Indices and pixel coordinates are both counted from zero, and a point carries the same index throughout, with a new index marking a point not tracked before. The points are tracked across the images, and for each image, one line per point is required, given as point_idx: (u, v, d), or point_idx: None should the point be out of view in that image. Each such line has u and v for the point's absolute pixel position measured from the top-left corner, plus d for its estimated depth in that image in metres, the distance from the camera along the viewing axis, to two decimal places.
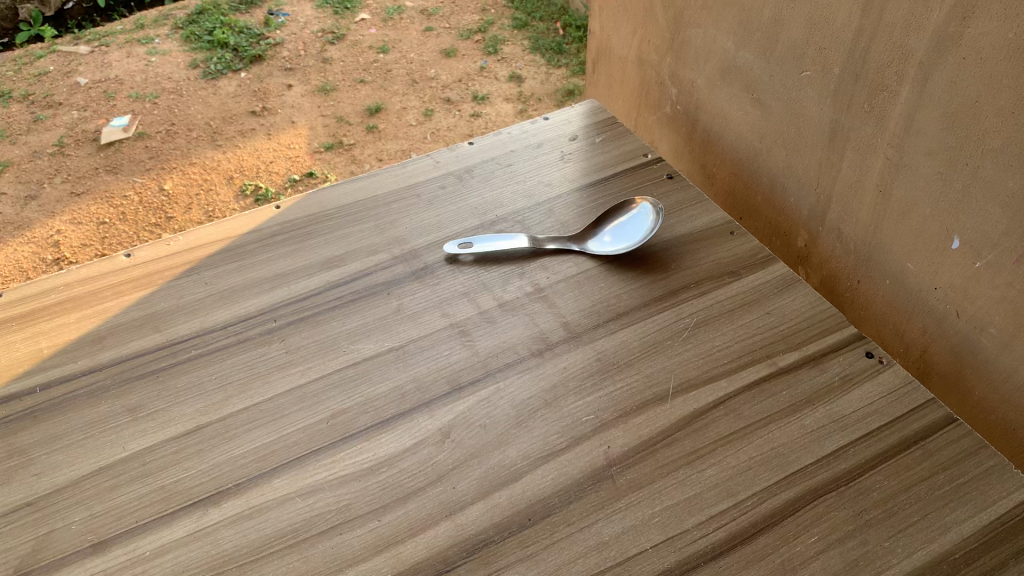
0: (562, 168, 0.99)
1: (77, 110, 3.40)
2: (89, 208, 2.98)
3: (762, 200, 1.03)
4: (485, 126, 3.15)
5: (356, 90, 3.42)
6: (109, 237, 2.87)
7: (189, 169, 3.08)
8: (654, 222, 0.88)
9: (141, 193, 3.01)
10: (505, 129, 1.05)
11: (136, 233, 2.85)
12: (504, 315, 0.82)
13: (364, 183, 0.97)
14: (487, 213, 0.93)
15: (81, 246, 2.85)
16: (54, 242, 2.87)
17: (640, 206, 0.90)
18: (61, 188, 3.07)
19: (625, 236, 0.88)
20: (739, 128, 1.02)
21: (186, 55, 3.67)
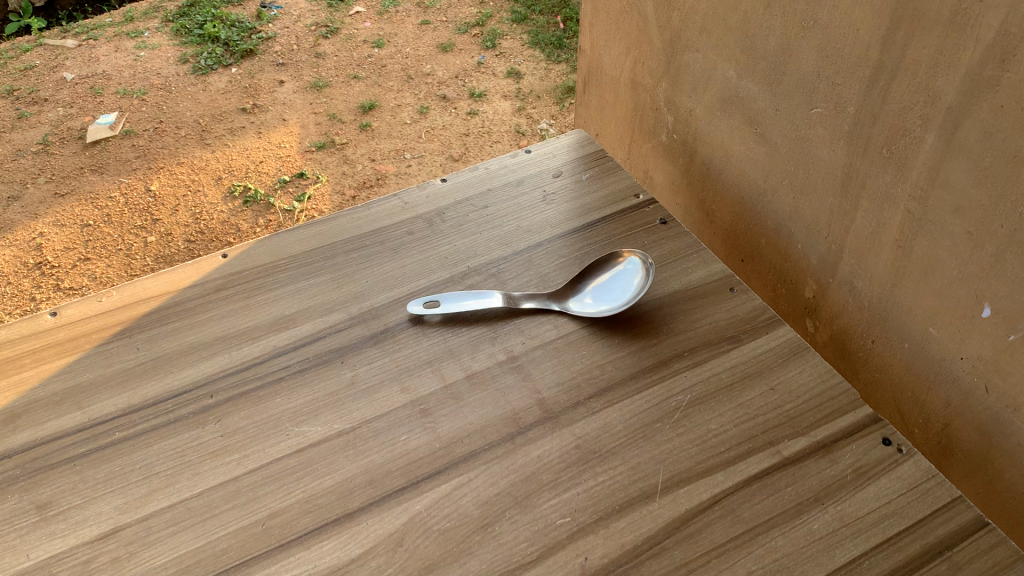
0: (543, 210, 0.89)
1: (62, 106, 3.30)
2: (73, 210, 2.86)
3: (767, 244, 0.93)
4: (481, 125, 3.04)
5: (348, 87, 3.31)
6: (93, 242, 2.75)
7: (177, 170, 2.96)
8: (644, 279, 0.78)
9: (127, 194, 2.89)
10: (482, 164, 0.95)
11: (122, 237, 2.73)
12: (471, 389, 0.72)
13: (324, 227, 0.87)
14: (459, 263, 0.83)
15: (64, 250, 2.73)
16: (37, 245, 2.75)
17: (627, 260, 0.80)
18: (45, 189, 2.95)
19: (611, 297, 0.78)
20: (740, 164, 0.92)
21: (176, 49, 3.55)
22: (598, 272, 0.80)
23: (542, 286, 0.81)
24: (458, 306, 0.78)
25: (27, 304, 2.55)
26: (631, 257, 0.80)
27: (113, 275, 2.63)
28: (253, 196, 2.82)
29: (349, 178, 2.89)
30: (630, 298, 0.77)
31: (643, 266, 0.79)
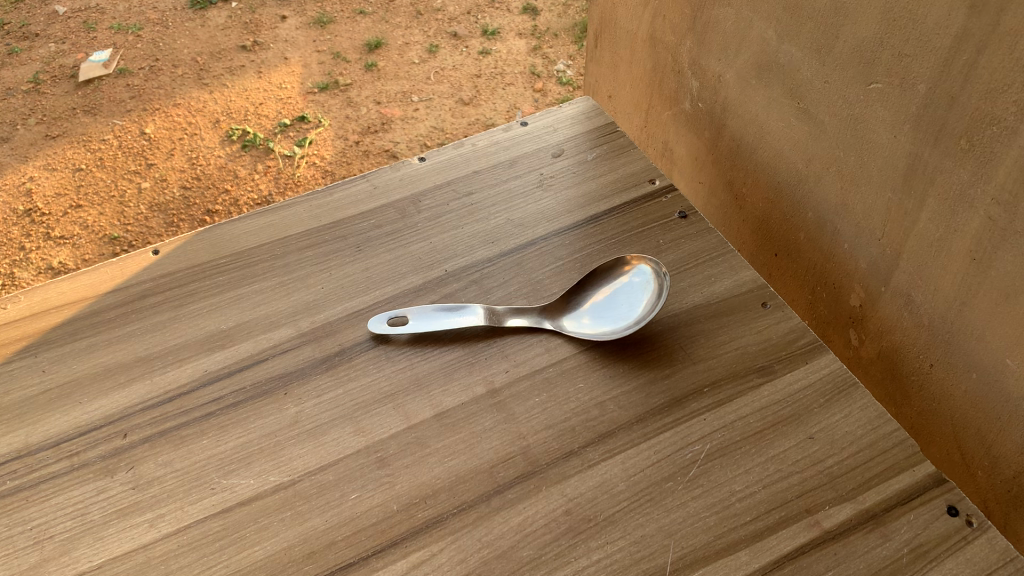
0: (539, 198, 0.74)
1: (55, 42, 2.93)
2: (64, 154, 2.47)
3: (805, 239, 0.78)
4: (494, 65, 2.67)
5: (354, 23, 2.90)
6: (87, 186, 2.36)
7: (172, 112, 2.55)
8: (657, 292, 0.65)
9: (119, 137, 2.49)
10: (469, 139, 0.80)
11: (117, 182, 2.34)
12: (439, 433, 0.59)
13: (276, 216, 0.73)
14: (434, 266, 0.69)
15: (54, 196, 2.33)
16: (25, 191, 2.36)
17: (635, 268, 0.67)
18: (35, 132, 2.56)
19: (617, 316, 0.65)
20: (777, 143, 0.77)
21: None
22: (601, 283, 0.67)
23: (533, 298, 0.67)
24: (430, 325, 0.64)
25: (14, 254, 2.20)
26: (640, 263, 0.66)
27: (106, 224, 2.25)
28: (252, 142, 2.41)
29: (353, 124, 2.47)
30: (641, 318, 0.63)
31: (656, 275, 0.65)
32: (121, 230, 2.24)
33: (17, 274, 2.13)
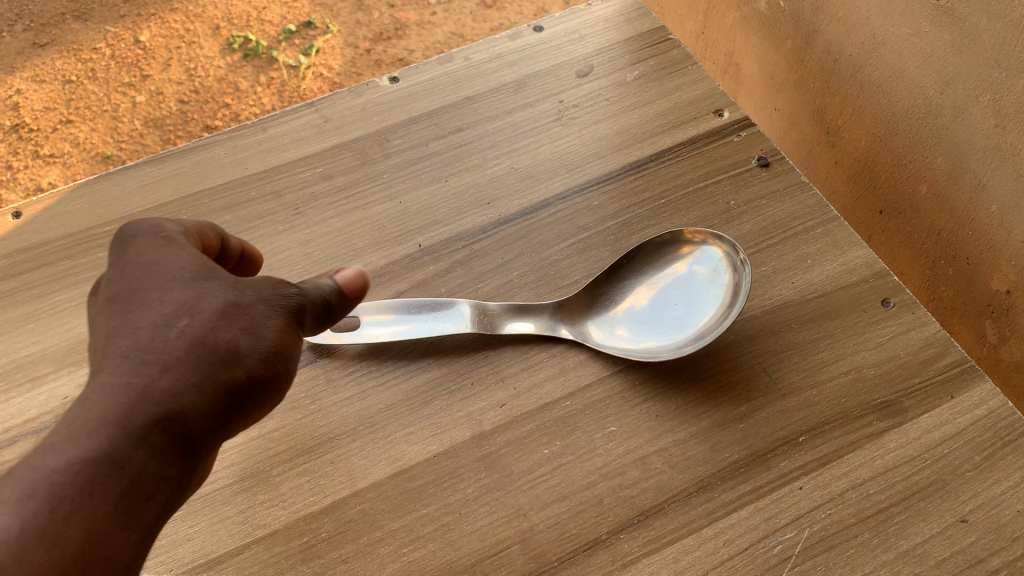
0: (556, 137, 0.52)
1: None
2: (54, 65, 1.34)
3: (929, 194, 0.56)
4: None
5: None
6: (77, 102, 1.30)
7: (169, 17, 1.39)
8: (732, 292, 0.44)
9: (114, 46, 1.35)
10: (462, 50, 0.57)
11: (107, 100, 1.29)
12: (397, 505, 0.39)
13: (185, 161, 0.52)
14: (403, 237, 0.48)
15: (44, 109, 1.29)
16: (8, 105, 1.29)
17: (698, 253, 0.46)
18: (23, 39, 1.37)
19: (670, 325, 0.44)
20: (896, 57, 0.54)
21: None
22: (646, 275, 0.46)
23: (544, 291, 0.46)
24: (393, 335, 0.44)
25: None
26: (705, 248, 0.46)
27: (98, 140, 1.26)
28: (258, 51, 1.35)
29: (365, 29, 1.41)
30: (708, 333, 0.43)
31: (729, 267, 0.45)
32: (119, 147, 1.26)
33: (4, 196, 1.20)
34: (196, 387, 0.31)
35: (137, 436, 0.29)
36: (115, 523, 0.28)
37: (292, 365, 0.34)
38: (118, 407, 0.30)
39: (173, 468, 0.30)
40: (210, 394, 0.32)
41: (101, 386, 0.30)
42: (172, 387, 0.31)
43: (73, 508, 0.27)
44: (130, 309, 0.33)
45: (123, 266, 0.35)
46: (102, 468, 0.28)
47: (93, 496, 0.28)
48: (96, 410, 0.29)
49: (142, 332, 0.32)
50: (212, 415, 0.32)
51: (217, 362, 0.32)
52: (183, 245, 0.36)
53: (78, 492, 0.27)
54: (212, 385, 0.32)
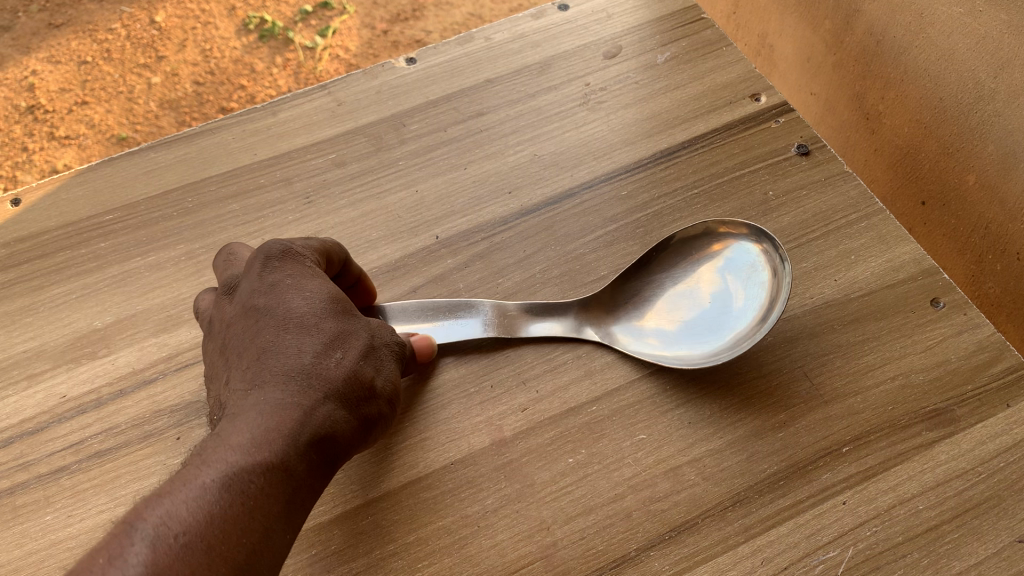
0: (582, 123, 0.50)
1: None
2: (69, 46, 1.29)
3: (977, 185, 0.53)
4: None
5: None
6: (93, 84, 1.25)
7: None
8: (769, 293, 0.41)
9: (129, 26, 1.31)
10: (483, 30, 0.54)
11: (124, 84, 1.25)
12: (412, 517, 0.37)
13: (191, 146, 0.50)
14: (420, 228, 0.46)
15: (60, 89, 1.25)
16: (23, 86, 1.25)
17: (730, 251, 0.43)
18: (38, 19, 1.33)
19: (703, 331, 0.42)
20: (945, 39, 0.51)
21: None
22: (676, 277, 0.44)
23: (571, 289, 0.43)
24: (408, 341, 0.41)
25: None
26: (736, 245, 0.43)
27: (114, 121, 1.22)
28: (273, 31, 1.31)
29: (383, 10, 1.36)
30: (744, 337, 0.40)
31: (764, 264, 0.42)
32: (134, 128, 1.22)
33: (20, 176, 1.18)
34: (346, 414, 0.34)
35: (303, 452, 0.32)
36: (285, 526, 0.31)
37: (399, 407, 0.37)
38: (290, 421, 0.33)
39: (320, 482, 0.33)
40: (353, 422, 0.35)
41: (270, 400, 0.33)
42: (330, 412, 0.34)
43: (258, 510, 0.30)
44: (287, 331, 0.35)
45: (271, 285, 0.37)
46: (276, 473, 0.31)
47: (273, 497, 0.30)
48: (271, 423, 0.32)
49: (304, 356, 0.35)
50: (351, 441, 0.34)
51: (361, 396, 0.35)
52: (322, 274, 0.38)
53: (263, 493, 0.30)
54: (355, 412, 0.35)
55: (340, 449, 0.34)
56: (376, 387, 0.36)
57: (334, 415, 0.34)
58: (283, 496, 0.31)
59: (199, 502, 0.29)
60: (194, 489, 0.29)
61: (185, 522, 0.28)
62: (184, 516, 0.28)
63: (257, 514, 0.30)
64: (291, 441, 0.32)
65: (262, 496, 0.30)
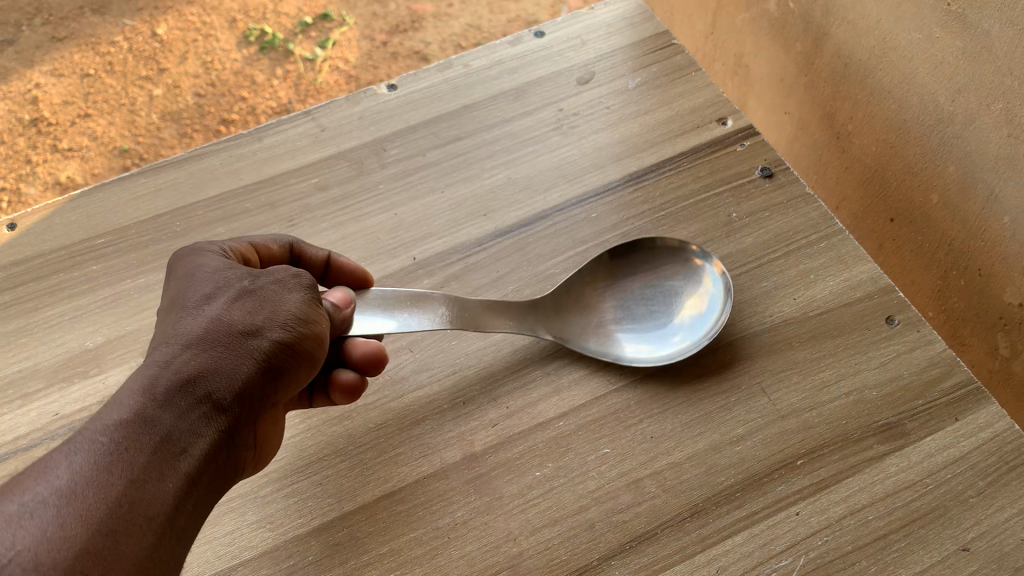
0: (554, 146, 0.52)
1: None
2: (73, 58, 1.27)
3: (940, 203, 0.55)
4: None
5: None
6: (96, 95, 1.23)
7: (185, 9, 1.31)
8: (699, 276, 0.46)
9: (131, 38, 1.28)
10: (462, 57, 0.57)
11: (125, 95, 1.21)
12: (385, 529, 0.39)
13: (180, 171, 0.52)
14: (398, 250, 0.48)
15: (63, 102, 1.22)
16: (26, 99, 1.22)
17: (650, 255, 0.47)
18: (40, 32, 1.30)
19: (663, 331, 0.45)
20: (907, 62, 0.53)
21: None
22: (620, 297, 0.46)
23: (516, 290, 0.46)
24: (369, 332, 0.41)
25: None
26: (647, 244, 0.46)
27: (115, 133, 1.19)
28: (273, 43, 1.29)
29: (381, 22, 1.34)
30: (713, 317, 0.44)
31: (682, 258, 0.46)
32: (136, 140, 1.19)
33: (23, 189, 1.16)
34: (223, 360, 0.34)
35: (168, 401, 0.33)
36: (154, 471, 0.31)
37: (313, 338, 0.37)
38: (157, 377, 0.33)
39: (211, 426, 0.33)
40: (236, 363, 0.35)
41: (146, 367, 0.34)
42: (199, 363, 0.34)
43: (113, 460, 0.30)
44: (173, 310, 0.37)
45: (172, 284, 0.39)
46: (139, 425, 0.32)
47: (133, 447, 0.31)
48: (138, 385, 0.33)
49: (180, 323, 0.36)
50: (241, 384, 0.34)
51: (242, 337, 0.35)
52: (215, 255, 0.40)
53: (119, 445, 0.31)
54: (239, 356, 0.35)
55: (229, 394, 0.34)
56: (262, 325, 0.36)
57: (206, 363, 0.34)
58: (150, 444, 0.31)
59: (52, 468, 0.30)
60: (53, 459, 0.30)
61: (35, 488, 0.29)
62: (34, 484, 0.29)
63: (111, 464, 0.30)
64: (153, 395, 0.33)
65: (119, 449, 0.31)
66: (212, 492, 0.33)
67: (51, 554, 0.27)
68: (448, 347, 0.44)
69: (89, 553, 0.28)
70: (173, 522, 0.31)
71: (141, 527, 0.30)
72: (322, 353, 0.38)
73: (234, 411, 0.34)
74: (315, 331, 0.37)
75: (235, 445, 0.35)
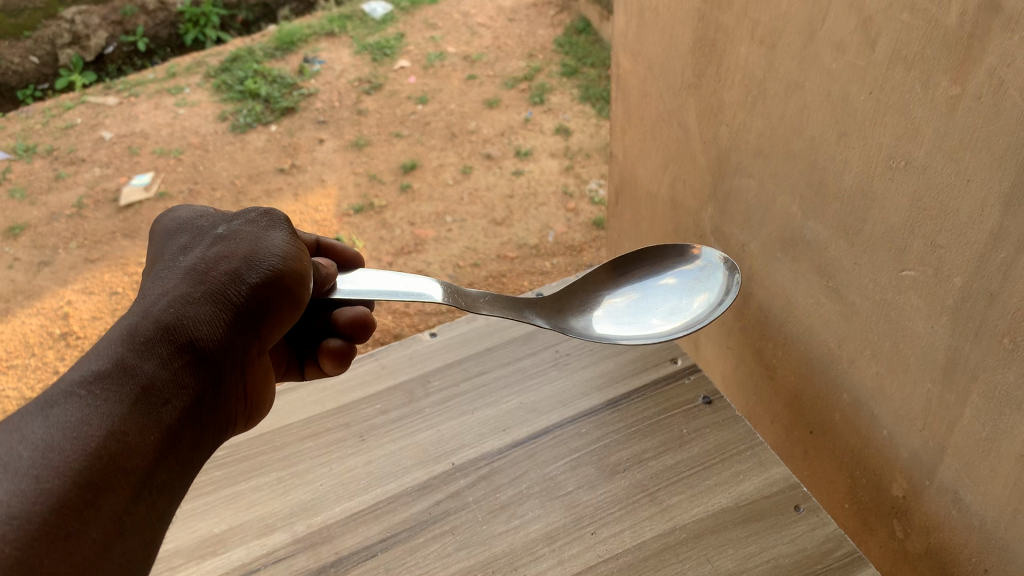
0: (551, 379, 0.72)
1: (84, 232, 2.34)
2: None
3: (841, 420, 0.73)
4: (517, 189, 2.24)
5: (409, 175, 2.38)
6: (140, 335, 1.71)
7: None
8: (699, 265, 0.69)
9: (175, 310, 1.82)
10: (483, 314, 0.80)
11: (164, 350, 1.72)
12: None
13: (278, 402, 0.73)
14: (441, 457, 0.66)
15: None
16: None
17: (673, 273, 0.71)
18: None
19: (676, 305, 0.69)
20: (806, 318, 0.73)
21: (194, 76, 3.17)
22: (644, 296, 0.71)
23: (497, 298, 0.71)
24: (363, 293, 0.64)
25: (49, 377, 1.88)
26: (652, 250, 0.72)
27: None
28: None
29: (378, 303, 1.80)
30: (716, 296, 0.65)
31: (683, 255, 0.70)
32: None
33: None
34: (201, 316, 0.54)
35: (152, 352, 0.51)
36: (136, 409, 0.48)
37: (272, 294, 0.58)
38: (142, 336, 0.51)
39: (183, 375, 0.52)
40: (211, 318, 0.54)
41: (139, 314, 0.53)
42: (181, 317, 0.53)
43: (102, 411, 0.47)
44: (166, 273, 0.57)
45: (166, 257, 0.61)
46: (128, 371, 0.49)
47: (122, 387, 0.49)
48: (128, 334, 0.51)
49: (171, 283, 0.56)
50: (212, 330, 0.54)
51: (218, 296, 0.55)
52: (202, 236, 0.62)
53: (109, 394, 0.48)
54: (215, 312, 0.55)
55: (203, 340, 0.54)
56: (234, 277, 0.57)
57: (185, 314, 0.54)
58: (128, 391, 0.49)
59: (54, 402, 0.46)
60: (59, 386, 0.48)
61: (37, 425, 0.45)
62: (36, 422, 0.45)
63: (93, 414, 0.46)
64: (140, 348, 0.51)
65: (107, 392, 0.48)
66: (186, 416, 0.52)
67: (33, 500, 0.42)
68: (479, 530, 0.61)
69: (68, 492, 0.43)
70: (148, 454, 0.48)
71: (121, 459, 0.46)
72: (287, 304, 0.59)
73: (204, 351, 0.54)
74: (280, 268, 0.58)
75: (206, 378, 0.54)
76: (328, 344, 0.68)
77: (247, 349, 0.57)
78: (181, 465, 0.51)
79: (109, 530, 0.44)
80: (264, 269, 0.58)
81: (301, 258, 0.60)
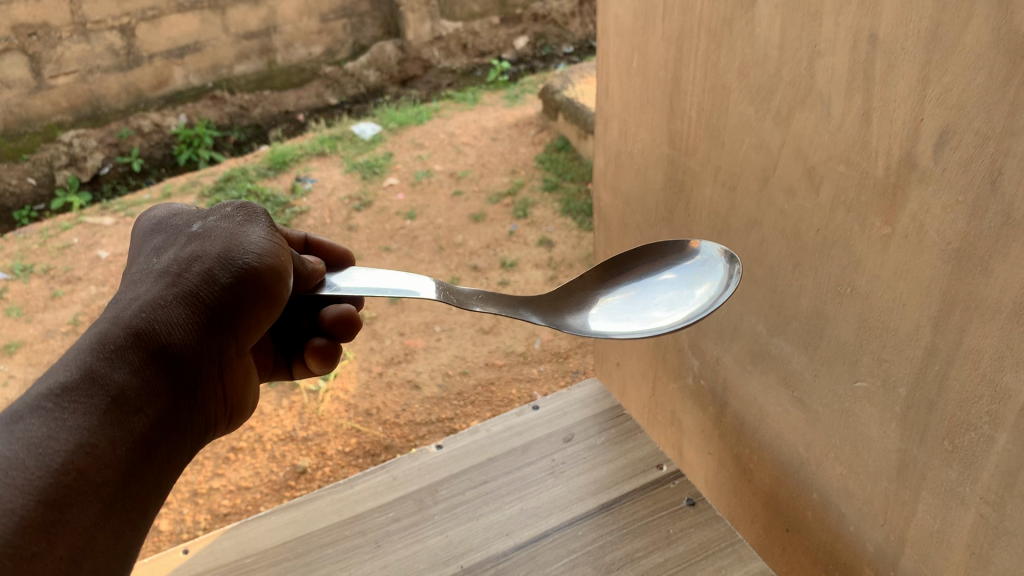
0: (548, 485, 0.79)
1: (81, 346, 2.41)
2: None
3: (814, 517, 0.80)
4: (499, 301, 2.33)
5: None
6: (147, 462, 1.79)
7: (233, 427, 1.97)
8: (700, 259, 0.74)
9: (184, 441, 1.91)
10: (484, 424, 0.87)
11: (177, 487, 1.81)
12: None
13: (299, 511, 0.79)
14: (450, 560, 0.73)
15: None
16: None
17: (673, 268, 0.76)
18: None
19: (679, 295, 0.73)
20: (777, 423, 0.81)
21: (188, 195, 3.30)
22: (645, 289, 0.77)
23: (498, 297, 0.78)
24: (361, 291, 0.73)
25: None
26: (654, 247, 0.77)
27: None
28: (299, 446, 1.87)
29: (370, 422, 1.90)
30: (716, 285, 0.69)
31: (683, 250, 0.76)
32: None
33: None
34: (173, 318, 0.61)
35: (122, 359, 0.58)
36: (106, 417, 0.56)
37: (243, 291, 0.65)
38: (112, 344, 0.59)
39: (149, 379, 0.59)
40: (183, 318, 0.62)
41: (117, 317, 0.61)
42: (154, 322, 0.61)
43: (71, 425, 0.54)
44: (146, 275, 0.65)
45: (150, 256, 0.68)
46: (99, 376, 0.57)
47: (94, 395, 0.56)
48: (101, 339, 0.59)
49: (147, 286, 0.63)
50: (182, 333, 0.62)
51: (191, 295, 0.63)
52: (183, 233, 0.70)
53: (80, 406, 0.55)
54: (186, 314, 0.62)
55: (172, 342, 0.61)
56: (207, 276, 0.64)
57: (158, 317, 0.61)
58: (97, 401, 0.56)
59: (28, 414, 0.54)
60: (35, 394, 0.55)
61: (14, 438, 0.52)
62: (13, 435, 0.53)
63: (62, 430, 0.54)
64: (111, 356, 0.58)
65: (78, 403, 0.55)
66: (158, 417, 0.59)
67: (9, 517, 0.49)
68: None
69: (38, 509, 0.51)
70: (116, 463, 0.55)
71: (90, 472, 0.53)
72: (259, 301, 0.66)
73: (174, 354, 0.61)
74: (254, 263, 0.66)
75: (175, 381, 0.61)
76: (315, 344, 0.85)
77: (225, 348, 0.65)
78: (150, 469, 0.58)
79: (80, 543, 0.52)
80: (238, 264, 0.65)
81: (276, 252, 0.68)
